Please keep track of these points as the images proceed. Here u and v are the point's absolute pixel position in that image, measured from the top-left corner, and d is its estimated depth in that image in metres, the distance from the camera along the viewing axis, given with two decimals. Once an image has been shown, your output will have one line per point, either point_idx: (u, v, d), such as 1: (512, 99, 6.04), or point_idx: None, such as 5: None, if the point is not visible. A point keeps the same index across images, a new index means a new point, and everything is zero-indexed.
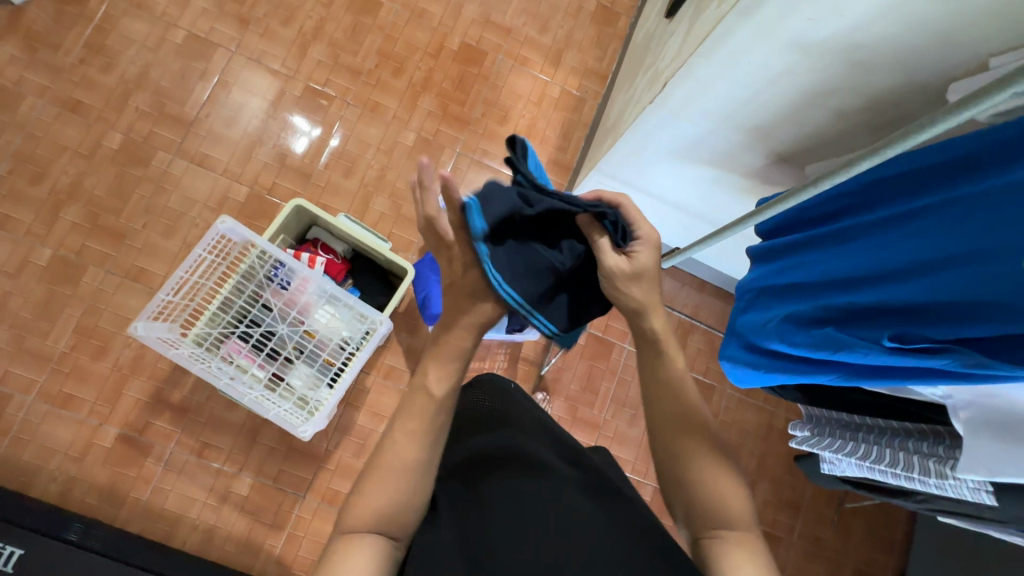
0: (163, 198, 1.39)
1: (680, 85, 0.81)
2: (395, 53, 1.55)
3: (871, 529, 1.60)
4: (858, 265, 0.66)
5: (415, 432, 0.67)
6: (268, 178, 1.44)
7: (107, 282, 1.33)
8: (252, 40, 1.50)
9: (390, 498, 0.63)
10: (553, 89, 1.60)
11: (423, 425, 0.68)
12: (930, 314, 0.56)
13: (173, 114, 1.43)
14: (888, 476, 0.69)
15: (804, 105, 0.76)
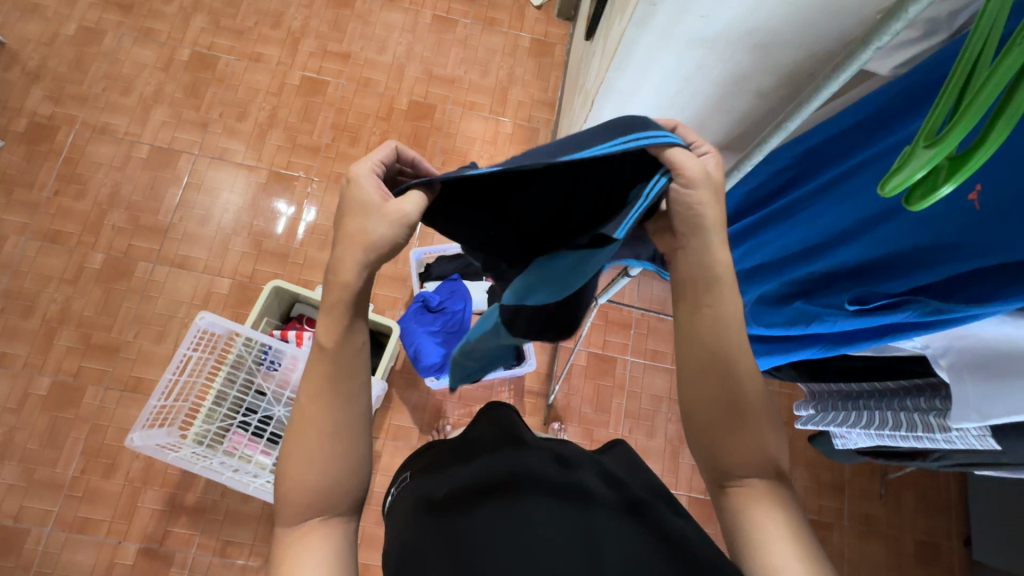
0: (150, 306, 1.42)
1: (606, 99, 0.84)
2: (348, 124, 1.61)
3: (922, 495, 1.53)
4: (813, 233, 0.66)
5: (327, 391, 0.50)
6: (247, 266, 1.48)
7: (107, 398, 1.35)
8: (212, 140, 1.57)
9: (322, 473, 0.49)
10: (505, 126, 1.65)
11: (340, 385, 0.51)
12: (888, 267, 0.55)
13: (149, 224, 1.48)
14: (897, 440, 0.67)
15: (725, 92, 0.78)
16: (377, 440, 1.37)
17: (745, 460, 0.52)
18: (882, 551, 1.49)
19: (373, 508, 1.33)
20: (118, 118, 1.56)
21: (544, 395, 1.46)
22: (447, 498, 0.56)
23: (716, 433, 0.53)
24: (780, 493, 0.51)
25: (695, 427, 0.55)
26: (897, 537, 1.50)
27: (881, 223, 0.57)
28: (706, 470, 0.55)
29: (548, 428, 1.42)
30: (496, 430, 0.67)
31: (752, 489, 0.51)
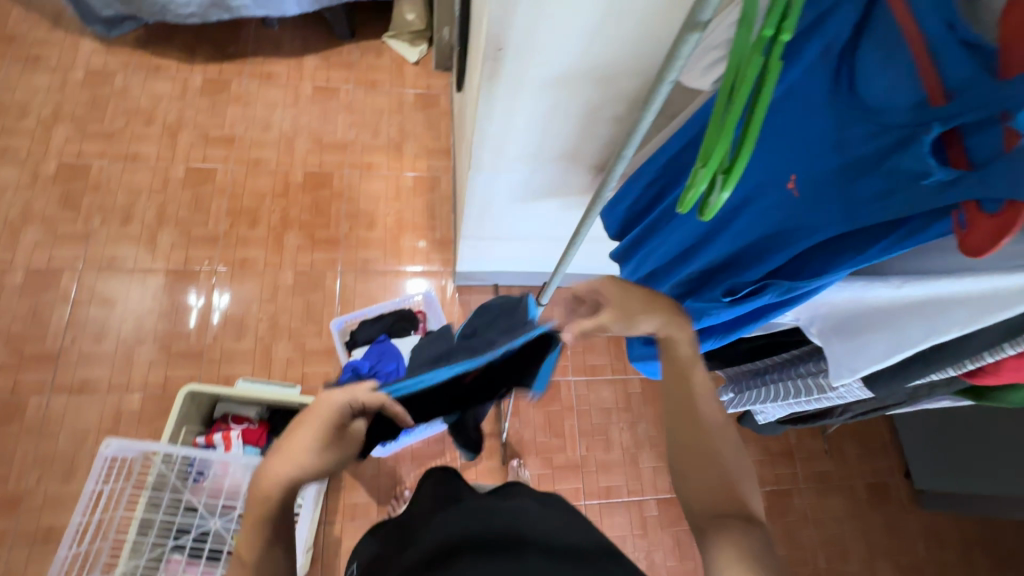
0: (51, 442, 1.28)
1: (482, 146, 0.88)
2: (245, 207, 1.57)
3: (861, 441, 1.65)
4: (683, 238, 0.71)
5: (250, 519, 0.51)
6: (159, 375, 1.38)
7: (14, 559, 1.19)
8: (97, 251, 1.47)
9: None
10: (406, 179, 1.68)
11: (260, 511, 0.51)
12: (746, 260, 0.61)
13: (37, 354, 1.36)
14: (802, 404, 0.72)
15: (586, 123, 0.84)
16: (334, 525, 1.30)
17: (725, 495, 0.54)
18: (840, 503, 1.57)
19: None
20: None
21: (498, 435, 1.44)
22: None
23: (696, 472, 0.56)
24: (753, 534, 0.50)
25: (681, 467, 0.57)
26: (850, 486, 1.59)
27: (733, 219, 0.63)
28: (694, 513, 0.55)
29: (510, 467, 1.40)
30: (430, 498, 0.66)
31: (728, 524, 0.51)
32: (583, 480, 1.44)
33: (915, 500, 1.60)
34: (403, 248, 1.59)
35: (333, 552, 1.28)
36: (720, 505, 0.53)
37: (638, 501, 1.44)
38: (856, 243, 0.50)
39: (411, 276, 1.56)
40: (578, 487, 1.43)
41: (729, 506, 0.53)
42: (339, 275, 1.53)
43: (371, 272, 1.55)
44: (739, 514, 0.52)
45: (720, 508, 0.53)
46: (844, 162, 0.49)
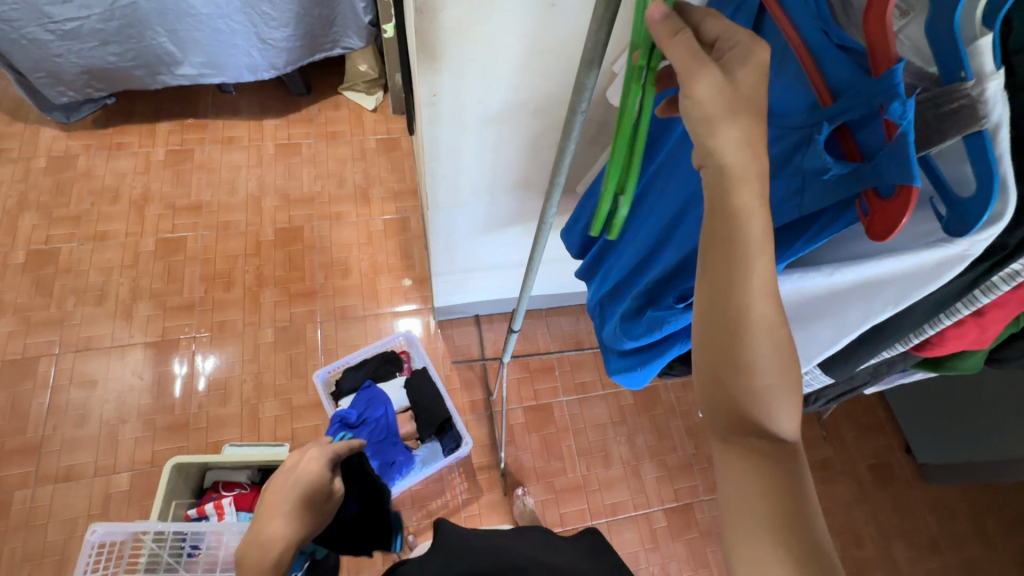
0: (40, 536, 1.25)
1: (436, 187, 0.91)
2: (219, 271, 1.58)
3: (857, 422, 1.66)
4: (639, 248, 0.75)
5: None
6: (146, 451, 1.36)
7: None
8: (73, 333, 1.47)
9: None
10: (376, 223, 1.70)
11: None
12: (699, 259, 0.65)
13: (18, 446, 1.33)
14: None
15: (533, 152, 0.88)
16: None
17: (766, 416, 0.42)
18: (846, 488, 1.57)
19: None
20: None
21: (496, 466, 1.43)
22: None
23: (736, 383, 0.42)
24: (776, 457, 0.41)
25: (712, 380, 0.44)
26: (853, 469, 1.60)
27: (678, 226, 0.67)
28: (716, 424, 0.44)
29: (516, 496, 1.38)
30: (453, 544, 0.75)
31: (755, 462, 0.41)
32: (587, 500, 1.42)
33: (920, 475, 1.60)
34: (380, 291, 1.60)
35: None
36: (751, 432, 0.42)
37: (645, 513, 1.43)
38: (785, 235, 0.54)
39: (410, 314, 1.57)
40: (584, 508, 1.42)
41: (765, 436, 0.42)
42: (320, 326, 1.54)
43: (351, 318, 1.55)
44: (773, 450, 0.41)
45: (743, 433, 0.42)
46: None
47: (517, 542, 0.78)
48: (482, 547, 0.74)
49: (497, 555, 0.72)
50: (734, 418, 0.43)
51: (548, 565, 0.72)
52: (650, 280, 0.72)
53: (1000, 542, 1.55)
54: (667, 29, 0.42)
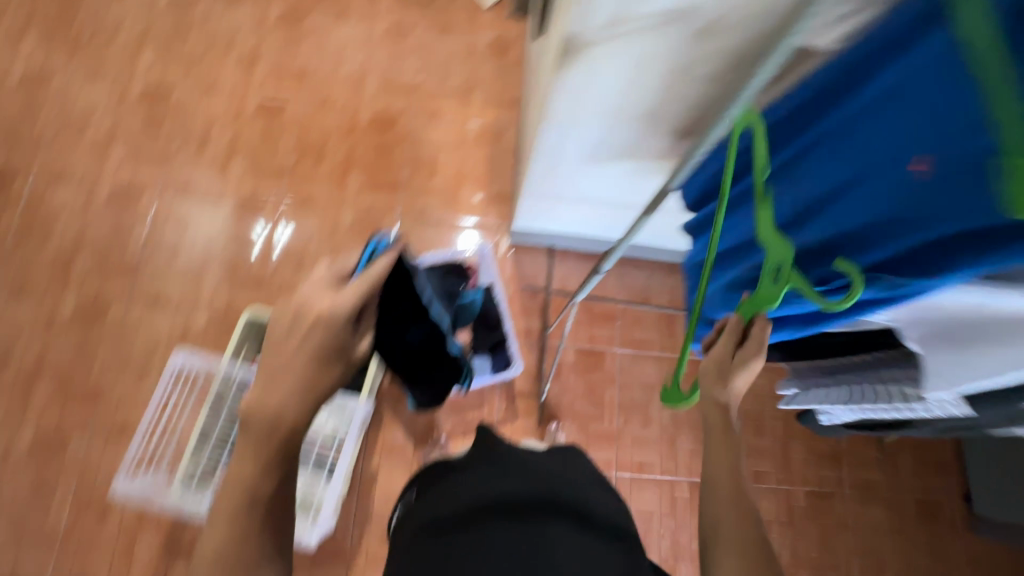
0: (127, 348, 1.39)
1: (557, 100, 0.83)
2: (312, 143, 1.59)
3: (919, 455, 1.54)
4: (775, 213, 0.64)
5: None
6: (224, 297, 1.45)
7: (93, 446, 1.32)
8: (175, 173, 1.54)
9: None
10: (471, 129, 1.64)
11: None
12: (857, 244, 0.54)
13: (118, 265, 1.46)
14: (878, 411, 0.68)
15: (676, 82, 0.77)
16: (372, 458, 1.36)
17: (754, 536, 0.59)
18: (885, 514, 1.50)
19: (375, 527, 1.32)
20: (75, 161, 1.53)
21: (536, 396, 1.45)
22: (457, 519, 0.62)
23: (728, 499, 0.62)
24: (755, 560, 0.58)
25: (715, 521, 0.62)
26: (899, 499, 1.51)
27: (838, 199, 0.56)
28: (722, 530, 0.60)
29: (547, 429, 1.41)
30: (499, 453, 0.72)
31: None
32: (616, 452, 1.43)
33: (969, 524, 1.50)
34: (461, 199, 1.57)
35: (370, 482, 1.34)
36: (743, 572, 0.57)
37: (670, 481, 1.42)
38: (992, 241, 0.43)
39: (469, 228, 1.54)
40: (611, 458, 1.43)
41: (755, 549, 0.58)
42: (398, 220, 1.54)
43: (429, 220, 1.55)
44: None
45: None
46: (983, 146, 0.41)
47: (556, 462, 0.74)
48: (527, 460, 0.72)
49: (546, 475, 0.68)
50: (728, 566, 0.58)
51: (603, 502, 0.68)
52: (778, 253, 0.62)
53: None
54: None
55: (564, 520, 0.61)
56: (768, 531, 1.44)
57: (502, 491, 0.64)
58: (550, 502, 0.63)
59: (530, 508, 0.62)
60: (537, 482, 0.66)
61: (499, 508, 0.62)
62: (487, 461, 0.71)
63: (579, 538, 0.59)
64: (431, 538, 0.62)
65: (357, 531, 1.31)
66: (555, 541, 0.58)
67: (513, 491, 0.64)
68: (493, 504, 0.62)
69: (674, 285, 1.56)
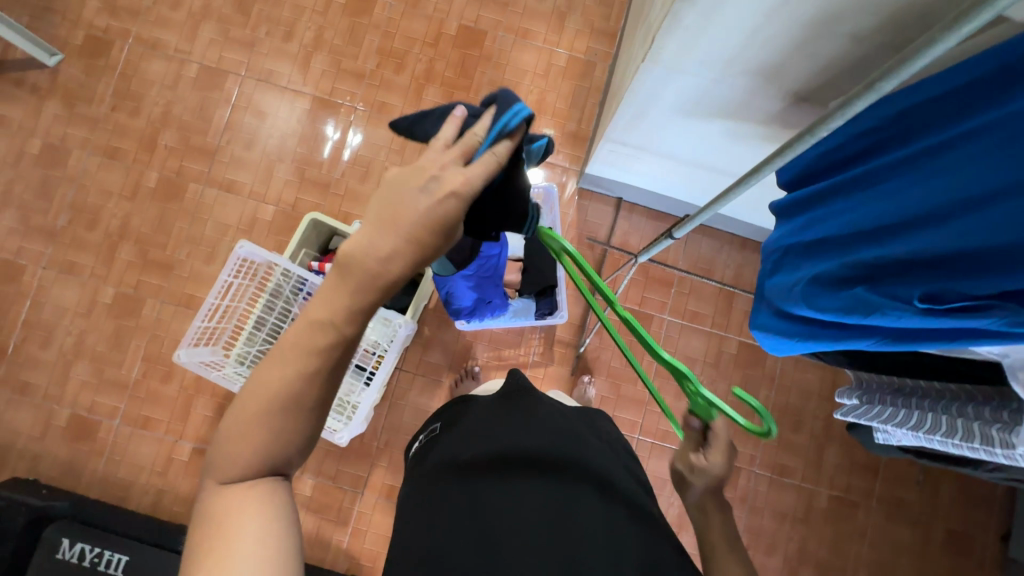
0: (200, 227, 1.47)
1: (667, 40, 0.74)
2: (394, 49, 1.53)
3: (966, 487, 1.45)
4: (891, 210, 0.55)
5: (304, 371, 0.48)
6: (291, 195, 1.49)
7: (164, 312, 1.44)
8: (259, 61, 1.54)
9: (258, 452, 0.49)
10: (560, 58, 1.52)
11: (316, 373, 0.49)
12: (983, 264, 0.46)
13: (198, 146, 1.51)
14: (946, 446, 0.60)
15: (811, 36, 0.67)
16: (407, 374, 1.42)
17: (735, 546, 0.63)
18: (909, 536, 1.44)
19: (400, 436, 1.40)
20: (169, 35, 1.54)
21: (575, 346, 1.44)
22: (478, 464, 0.64)
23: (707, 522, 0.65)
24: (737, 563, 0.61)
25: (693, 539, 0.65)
26: (927, 524, 1.45)
27: (980, 208, 0.47)
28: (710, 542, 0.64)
29: (580, 381, 1.40)
30: (522, 403, 0.71)
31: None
32: (643, 416, 1.42)
33: (999, 566, 1.43)
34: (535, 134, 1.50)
35: (401, 395, 1.41)
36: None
37: None
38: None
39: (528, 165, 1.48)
40: (637, 421, 1.43)
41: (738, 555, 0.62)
42: None
43: None
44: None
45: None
46: None
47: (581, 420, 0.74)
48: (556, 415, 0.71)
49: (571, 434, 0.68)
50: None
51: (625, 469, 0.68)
52: (882, 256, 0.54)
53: None
54: None
55: (590, 488, 0.61)
56: (781, 524, 1.43)
57: (525, 444, 0.65)
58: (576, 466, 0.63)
59: (554, 466, 0.63)
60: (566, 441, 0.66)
61: (520, 461, 0.63)
62: (513, 409, 0.71)
63: (597, 505, 0.60)
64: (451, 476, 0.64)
65: (384, 436, 1.39)
66: (571, 499, 0.60)
67: (536, 446, 0.64)
68: (515, 456, 0.63)
69: (742, 262, 1.46)
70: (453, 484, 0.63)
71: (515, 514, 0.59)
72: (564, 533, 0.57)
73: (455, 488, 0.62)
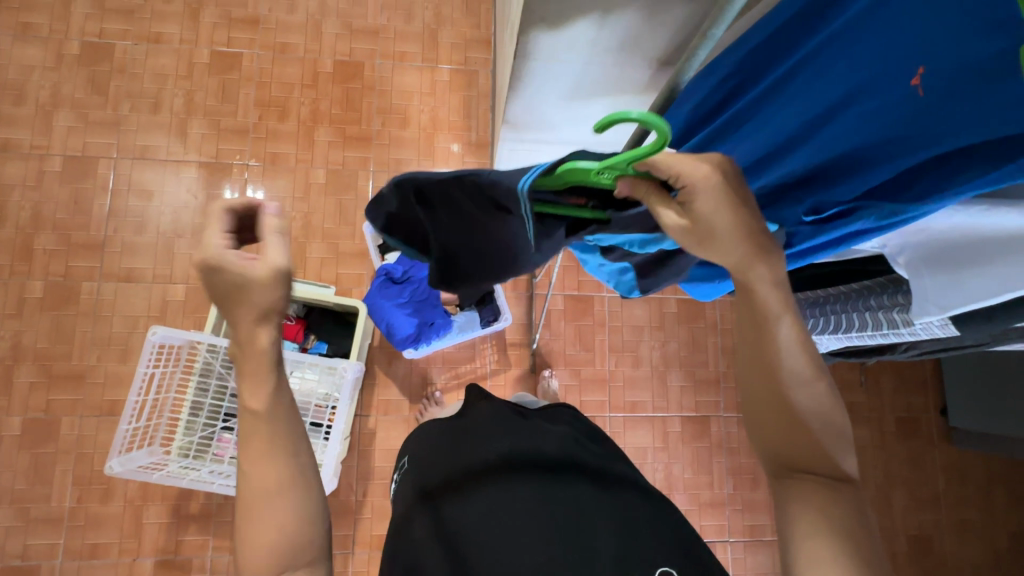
0: (105, 326, 1.36)
1: (533, 27, 0.77)
2: (273, 98, 1.49)
3: (900, 375, 1.60)
4: (758, 143, 0.59)
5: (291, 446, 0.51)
6: (199, 269, 1.40)
7: (85, 426, 1.31)
8: (129, 140, 1.45)
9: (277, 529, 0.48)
10: (442, 73, 1.55)
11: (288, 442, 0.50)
12: (845, 170, 0.51)
13: (82, 242, 1.39)
14: (866, 338, 0.67)
15: (655, 6, 0.72)
16: (369, 418, 1.37)
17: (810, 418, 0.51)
18: (867, 433, 1.57)
19: (377, 482, 1.35)
20: (19, 132, 1.42)
21: (527, 345, 1.45)
22: (448, 488, 0.62)
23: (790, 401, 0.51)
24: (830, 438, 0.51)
25: (769, 394, 0.51)
26: (879, 417, 1.58)
27: (826, 123, 0.51)
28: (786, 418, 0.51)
29: (540, 376, 1.41)
30: (485, 408, 0.72)
31: (822, 473, 0.50)
32: (609, 393, 1.46)
33: (946, 437, 1.58)
34: (437, 149, 1.51)
35: (368, 441, 1.36)
36: (824, 437, 0.50)
37: (662, 417, 1.47)
38: (1007, 150, 0.41)
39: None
40: (604, 400, 1.46)
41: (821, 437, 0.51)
42: (372, 176, 1.48)
43: (404, 174, 1.48)
44: (837, 469, 0.50)
45: (801, 461, 0.50)
46: (997, 49, 0.39)
47: (561, 419, 0.73)
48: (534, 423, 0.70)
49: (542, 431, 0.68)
50: (801, 449, 0.51)
51: (616, 465, 0.66)
52: (766, 185, 0.58)
53: (1000, 510, 1.58)
54: (660, 199, 0.48)
55: (545, 477, 0.61)
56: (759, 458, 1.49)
57: (485, 454, 0.64)
58: (560, 468, 0.62)
59: (537, 471, 0.61)
60: (552, 446, 0.65)
61: (486, 472, 0.62)
62: (464, 428, 0.70)
63: (562, 494, 0.59)
64: (430, 518, 0.60)
65: (361, 487, 1.34)
66: (529, 497, 0.59)
67: (496, 452, 0.64)
68: (481, 469, 0.62)
69: None
70: (429, 527, 0.59)
71: (498, 531, 0.57)
72: (527, 525, 0.57)
73: (436, 532, 0.58)
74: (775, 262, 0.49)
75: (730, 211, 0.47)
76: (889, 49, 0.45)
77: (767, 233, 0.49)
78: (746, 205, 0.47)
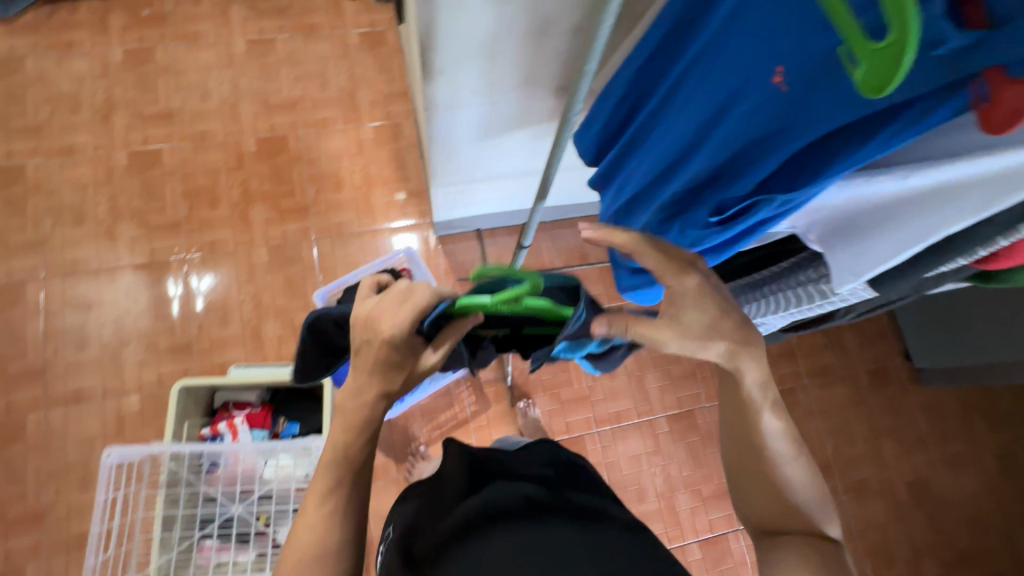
0: (60, 455, 1.28)
1: (436, 76, 0.80)
2: (201, 187, 1.48)
3: (860, 330, 1.67)
4: (665, 150, 0.62)
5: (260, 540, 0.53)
6: (152, 373, 1.35)
7: (53, 568, 1.22)
8: (56, 257, 1.40)
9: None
10: (366, 131, 1.57)
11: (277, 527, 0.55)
12: (741, 165, 0.53)
13: (22, 372, 1.32)
14: (805, 312, 0.69)
15: (542, 41, 0.77)
16: None
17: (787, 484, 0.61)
18: (844, 392, 1.61)
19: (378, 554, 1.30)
20: None
21: (502, 379, 1.45)
22: (433, 552, 0.60)
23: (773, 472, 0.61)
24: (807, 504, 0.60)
25: (757, 463, 0.62)
26: (851, 374, 1.63)
27: (715, 126, 0.55)
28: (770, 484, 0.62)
29: (518, 408, 1.40)
30: (460, 463, 0.72)
31: (802, 530, 0.59)
32: (592, 409, 1.46)
33: (916, 380, 1.65)
34: (376, 205, 1.51)
35: None
36: (806, 503, 0.60)
37: (648, 422, 1.47)
38: (863, 130, 0.44)
39: (401, 231, 1.50)
40: (589, 417, 1.46)
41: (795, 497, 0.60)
42: (315, 244, 1.46)
43: (347, 236, 1.48)
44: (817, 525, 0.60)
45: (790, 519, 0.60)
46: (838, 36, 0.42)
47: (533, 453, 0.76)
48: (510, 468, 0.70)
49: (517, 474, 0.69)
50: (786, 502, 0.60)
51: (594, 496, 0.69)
52: (678, 190, 0.61)
53: (983, 439, 1.63)
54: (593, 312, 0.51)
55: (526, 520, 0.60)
56: None
57: (466, 509, 0.63)
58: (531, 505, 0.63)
59: (517, 516, 0.61)
60: (517, 489, 0.65)
61: (466, 526, 0.61)
62: (445, 488, 0.70)
63: (541, 533, 0.59)
64: None
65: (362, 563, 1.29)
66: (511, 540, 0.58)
67: (474, 504, 0.64)
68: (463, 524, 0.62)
69: None
70: None
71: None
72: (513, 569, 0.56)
73: None
74: (759, 358, 0.58)
75: (708, 308, 0.54)
76: (752, 55, 0.49)
77: (749, 326, 0.56)
78: (731, 314, 0.55)
